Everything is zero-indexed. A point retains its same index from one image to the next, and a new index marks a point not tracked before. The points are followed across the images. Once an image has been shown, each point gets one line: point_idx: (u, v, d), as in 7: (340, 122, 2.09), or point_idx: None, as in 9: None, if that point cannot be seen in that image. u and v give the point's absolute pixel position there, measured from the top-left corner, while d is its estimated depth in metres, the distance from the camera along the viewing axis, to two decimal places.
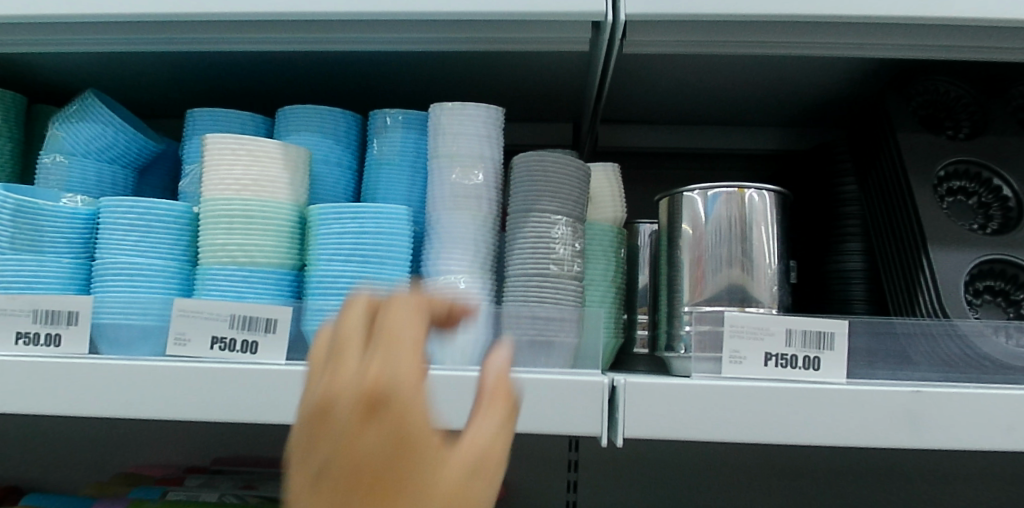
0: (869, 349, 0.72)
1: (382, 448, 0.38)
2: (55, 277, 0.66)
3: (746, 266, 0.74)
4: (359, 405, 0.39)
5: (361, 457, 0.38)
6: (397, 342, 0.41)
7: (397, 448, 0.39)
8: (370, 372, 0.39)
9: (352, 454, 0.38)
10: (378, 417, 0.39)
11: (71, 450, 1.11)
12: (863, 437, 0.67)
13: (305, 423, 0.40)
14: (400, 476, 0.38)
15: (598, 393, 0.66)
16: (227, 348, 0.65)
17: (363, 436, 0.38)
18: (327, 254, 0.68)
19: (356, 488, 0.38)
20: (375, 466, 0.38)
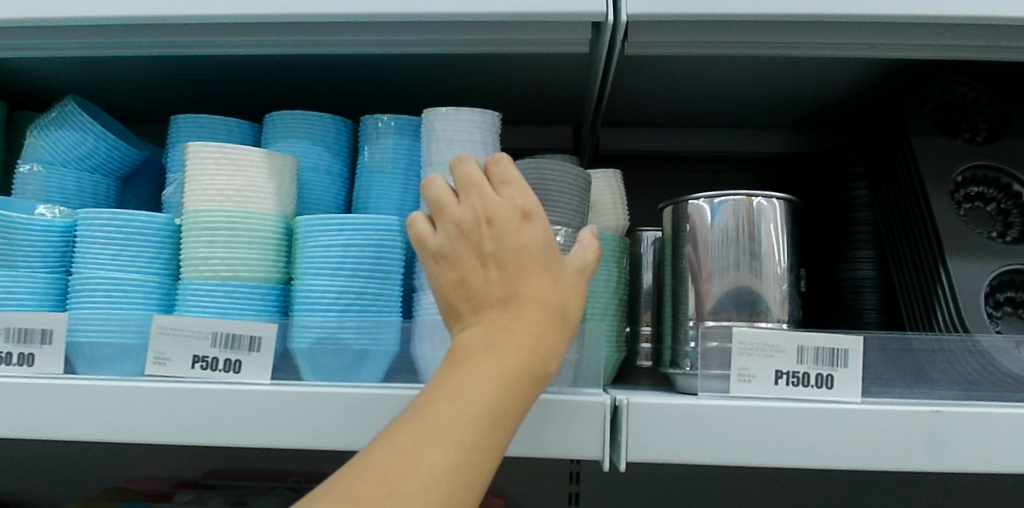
0: (884, 366, 0.68)
1: (530, 257, 0.54)
2: (29, 293, 0.63)
3: (755, 279, 0.70)
4: (514, 214, 0.56)
5: (517, 283, 0.54)
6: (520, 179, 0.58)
7: (545, 262, 0.55)
8: (515, 200, 0.56)
9: (510, 266, 0.54)
10: (526, 253, 0.54)
11: (59, 463, 1.09)
12: (878, 460, 0.63)
13: (469, 257, 0.55)
14: (544, 304, 0.54)
15: (600, 414, 0.63)
16: (209, 367, 0.62)
17: (515, 248, 0.54)
18: (314, 268, 0.65)
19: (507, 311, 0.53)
20: (528, 287, 0.54)
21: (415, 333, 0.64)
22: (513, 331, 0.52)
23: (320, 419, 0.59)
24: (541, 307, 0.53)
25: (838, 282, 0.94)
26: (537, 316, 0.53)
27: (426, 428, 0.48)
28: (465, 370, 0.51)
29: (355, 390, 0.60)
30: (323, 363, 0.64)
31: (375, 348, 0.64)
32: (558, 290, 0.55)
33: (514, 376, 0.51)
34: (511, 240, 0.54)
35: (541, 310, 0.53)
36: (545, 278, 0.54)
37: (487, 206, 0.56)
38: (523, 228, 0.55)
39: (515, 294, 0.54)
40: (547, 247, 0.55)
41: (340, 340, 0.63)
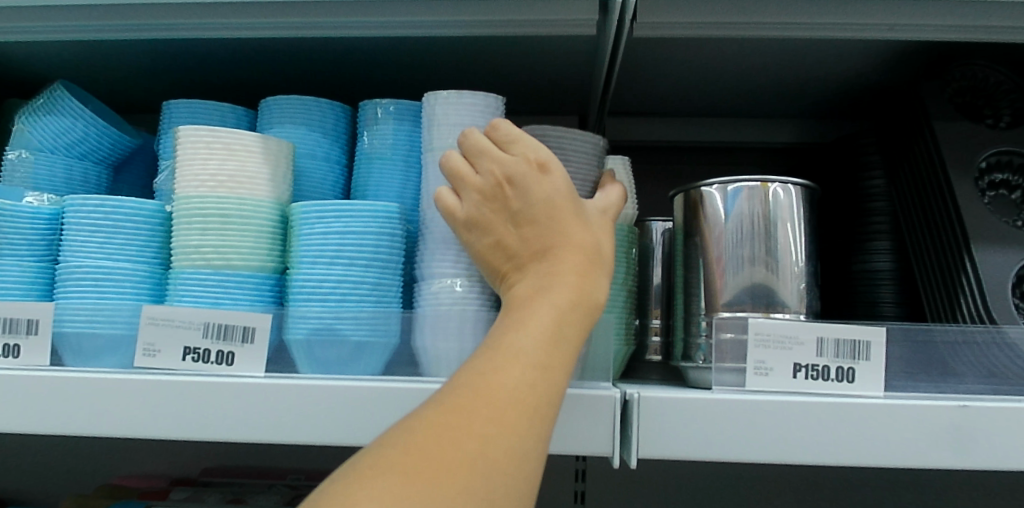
0: (907, 359, 0.65)
1: (558, 205, 0.57)
2: (14, 281, 0.61)
3: (771, 268, 0.67)
4: (531, 169, 0.58)
5: (553, 231, 0.56)
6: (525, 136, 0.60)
7: (573, 207, 0.57)
8: (529, 156, 0.58)
9: (542, 216, 0.56)
10: (557, 198, 0.57)
11: (54, 458, 1.06)
12: (902, 457, 0.60)
13: (499, 219, 0.57)
14: (582, 242, 0.56)
15: (609, 408, 0.60)
16: (200, 359, 0.59)
17: (542, 198, 0.56)
18: (309, 257, 0.62)
19: (549, 255, 0.55)
20: (566, 228, 0.56)
21: (416, 324, 0.62)
22: (562, 269, 0.54)
23: (316, 413, 0.56)
24: (582, 243, 0.55)
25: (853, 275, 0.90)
26: (577, 254, 0.55)
27: (497, 357, 0.47)
28: (521, 309, 0.51)
29: (353, 383, 0.58)
30: (320, 355, 0.61)
31: (373, 340, 0.61)
32: (591, 233, 0.57)
33: (571, 305, 0.52)
34: (540, 188, 0.57)
35: (583, 247, 0.55)
36: (579, 218, 0.57)
37: (508, 165, 0.58)
38: (547, 178, 0.57)
39: (552, 240, 0.55)
40: (573, 193, 0.58)
41: (336, 332, 0.61)
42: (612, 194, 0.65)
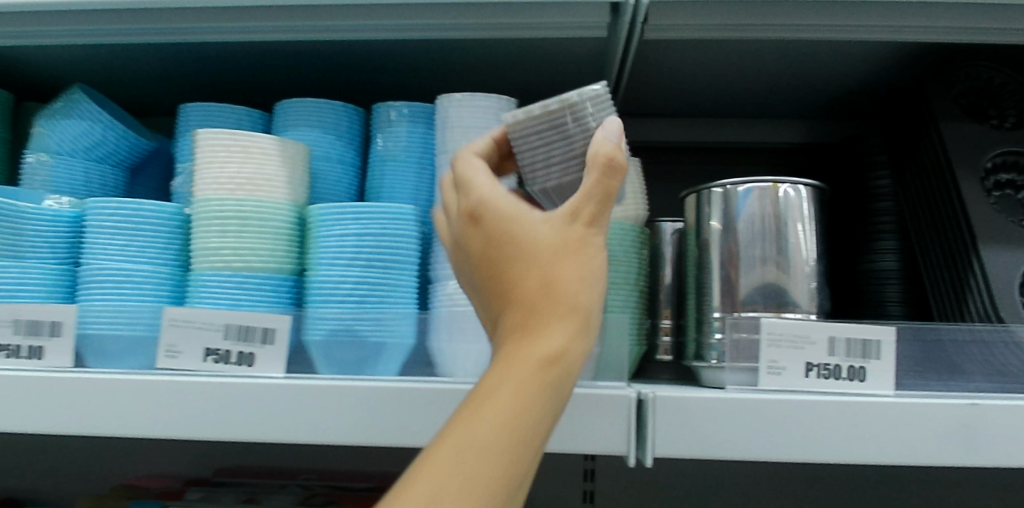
0: (916, 357, 0.66)
1: (493, 255, 0.51)
2: (36, 284, 0.61)
3: (782, 269, 0.68)
4: (465, 221, 0.53)
5: (496, 286, 0.51)
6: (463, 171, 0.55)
7: (514, 250, 0.50)
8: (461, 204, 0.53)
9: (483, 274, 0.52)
10: (495, 251, 0.51)
11: (68, 458, 1.07)
12: (913, 455, 0.61)
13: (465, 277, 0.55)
14: (526, 289, 0.49)
15: (625, 408, 0.61)
16: (222, 360, 0.60)
17: (479, 253, 0.52)
18: (328, 258, 0.63)
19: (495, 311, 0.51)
20: (506, 279, 0.50)
21: (432, 325, 0.63)
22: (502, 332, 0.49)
23: (337, 414, 0.57)
24: (521, 302, 0.49)
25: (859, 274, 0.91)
26: (518, 307, 0.49)
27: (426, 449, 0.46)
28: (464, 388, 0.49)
29: (373, 383, 0.58)
30: (339, 356, 0.62)
31: (390, 340, 0.62)
32: (539, 268, 0.49)
33: (508, 372, 0.47)
34: (473, 247, 0.52)
35: (524, 305, 0.49)
36: (520, 262, 0.50)
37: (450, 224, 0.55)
38: (476, 229, 0.52)
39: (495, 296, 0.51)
40: (510, 231, 0.51)
41: (355, 332, 0.62)
42: (593, 171, 0.51)
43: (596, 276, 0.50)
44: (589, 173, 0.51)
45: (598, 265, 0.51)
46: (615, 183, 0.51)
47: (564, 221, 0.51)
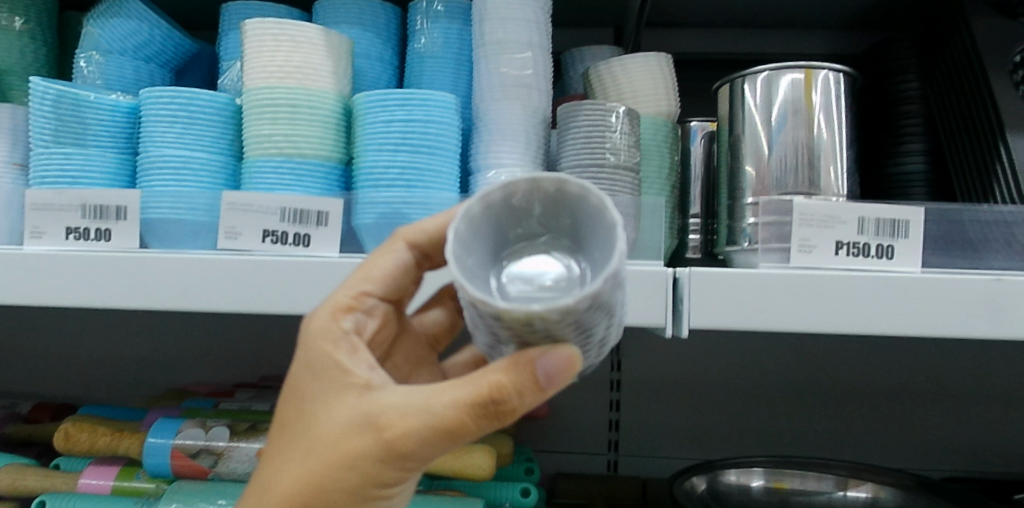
0: (944, 237, 0.68)
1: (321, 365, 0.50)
2: (99, 171, 0.65)
3: (811, 155, 0.70)
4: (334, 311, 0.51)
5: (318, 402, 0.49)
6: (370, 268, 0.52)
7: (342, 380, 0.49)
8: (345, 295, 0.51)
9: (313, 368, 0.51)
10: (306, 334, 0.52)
11: (119, 368, 1.13)
12: (939, 328, 0.64)
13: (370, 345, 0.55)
14: (336, 427, 0.48)
15: (662, 284, 0.64)
16: (279, 241, 0.63)
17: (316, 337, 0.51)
18: (375, 145, 0.65)
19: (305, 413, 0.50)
20: (321, 406, 0.49)
21: None
22: (297, 447, 0.49)
23: None
24: (284, 410, 0.52)
25: (883, 180, 0.90)
26: (324, 441, 0.48)
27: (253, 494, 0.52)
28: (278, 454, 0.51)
29: None
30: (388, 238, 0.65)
31: None
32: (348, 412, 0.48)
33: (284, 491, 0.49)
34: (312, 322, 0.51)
35: (286, 415, 0.52)
36: (335, 398, 0.49)
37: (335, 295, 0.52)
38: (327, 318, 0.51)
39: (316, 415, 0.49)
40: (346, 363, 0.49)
41: (403, 216, 0.64)
42: (470, 386, 0.44)
43: (337, 492, 0.48)
44: (496, 368, 0.43)
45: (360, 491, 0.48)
46: (466, 421, 0.44)
47: (363, 416, 0.48)
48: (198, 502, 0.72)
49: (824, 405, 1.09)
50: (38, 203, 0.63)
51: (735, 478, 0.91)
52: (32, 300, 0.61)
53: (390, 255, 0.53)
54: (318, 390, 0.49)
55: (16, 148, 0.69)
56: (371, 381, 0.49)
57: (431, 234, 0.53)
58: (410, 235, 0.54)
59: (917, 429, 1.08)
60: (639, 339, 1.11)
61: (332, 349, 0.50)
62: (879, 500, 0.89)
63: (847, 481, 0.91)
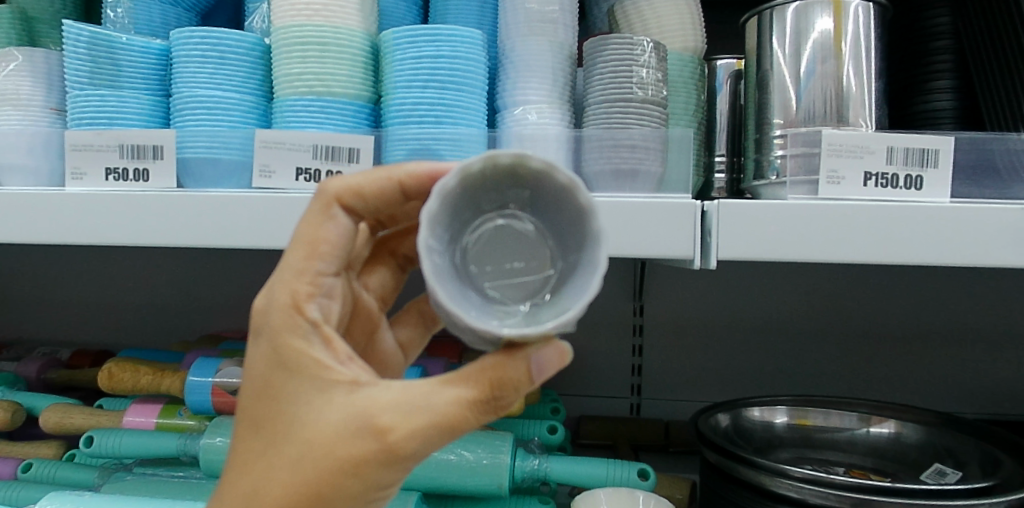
0: (974, 166, 0.68)
1: (291, 363, 0.47)
2: (135, 112, 0.66)
3: (841, 86, 0.70)
4: (293, 300, 0.48)
5: (297, 399, 0.47)
6: (325, 246, 0.49)
7: (322, 379, 0.46)
8: (304, 278, 0.48)
9: (278, 362, 0.48)
10: (268, 328, 0.48)
11: (158, 314, 1.17)
12: (973, 257, 0.63)
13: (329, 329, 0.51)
14: (325, 429, 0.46)
15: (690, 216, 0.64)
16: (313, 179, 0.63)
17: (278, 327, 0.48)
18: (404, 81, 0.66)
19: (285, 413, 0.47)
20: (305, 406, 0.47)
21: (500, 144, 0.68)
22: (282, 450, 0.46)
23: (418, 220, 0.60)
24: (255, 416, 0.48)
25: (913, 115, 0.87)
26: (312, 443, 0.46)
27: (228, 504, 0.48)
28: (254, 462, 0.48)
29: None
30: None
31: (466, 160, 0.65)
32: (338, 414, 0.46)
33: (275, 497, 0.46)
34: (274, 316, 0.48)
35: (259, 422, 0.48)
36: (320, 400, 0.46)
37: (289, 280, 0.48)
38: (286, 307, 0.48)
39: (297, 415, 0.47)
40: (324, 362, 0.47)
41: (434, 152, 0.65)
42: (469, 382, 0.44)
43: (337, 496, 0.46)
44: (490, 361, 0.44)
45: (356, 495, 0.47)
46: (465, 417, 0.44)
47: (359, 416, 0.45)
48: None
49: (846, 347, 1.09)
50: (77, 143, 0.65)
51: (759, 415, 0.93)
52: (77, 238, 0.63)
53: (333, 225, 0.49)
54: (297, 390, 0.47)
55: (51, 92, 0.71)
56: (357, 377, 0.47)
57: (366, 198, 0.50)
58: (345, 199, 0.49)
59: (940, 371, 1.08)
60: (662, 284, 1.12)
61: (307, 347, 0.47)
62: (902, 435, 0.89)
63: (870, 418, 0.92)
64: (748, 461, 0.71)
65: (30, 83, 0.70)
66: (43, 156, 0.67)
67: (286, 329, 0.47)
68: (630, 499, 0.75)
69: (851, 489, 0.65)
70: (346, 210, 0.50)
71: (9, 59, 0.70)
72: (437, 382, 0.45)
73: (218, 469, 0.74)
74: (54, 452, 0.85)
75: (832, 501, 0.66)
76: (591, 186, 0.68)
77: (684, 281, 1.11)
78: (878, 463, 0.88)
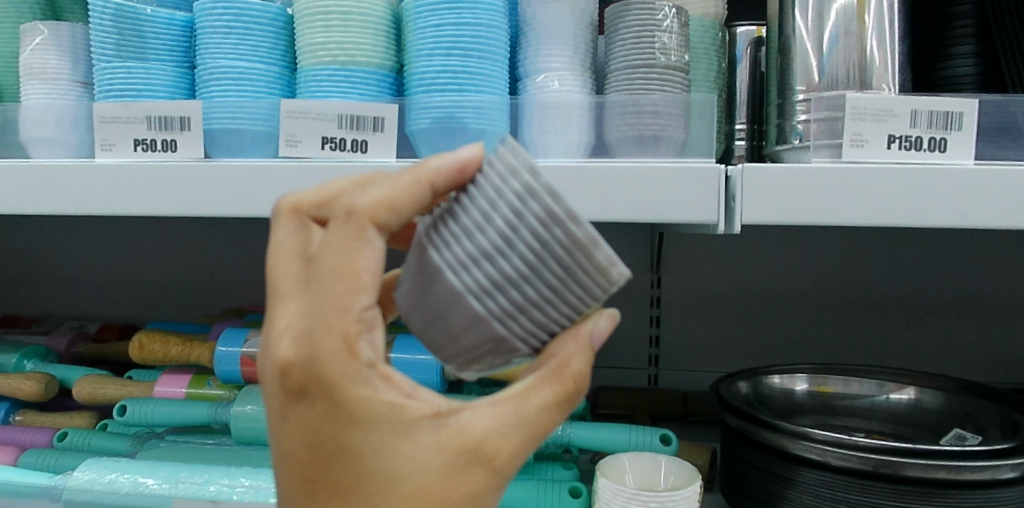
0: (1002, 128, 0.67)
1: (362, 413, 0.43)
2: (161, 84, 0.67)
3: (865, 48, 0.69)
4: (348, 343, 0.42)
5: (382, 450, 0.43)
6: (365, 277, 0.43)
7: (402, 423, 0.43)
8: (351, 314, 0.42)
9: (348, 416, 0.43)
10: (317, 382, 0.43)
11: (184, 289, 1.20)
12: (1002, 220, 0.62)
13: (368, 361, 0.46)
14: (422, 477, 0.42)
15: (713, 181, 0.63)
16: (338, 148, 0.64)
17: (335, 378, 0.42)
18: (426, 50, 0.66)
19: (370, 469, 0.43)
20: (391, 455, 0.43)
21: (522, 111, 0.68)
22: None
23: None
24: (336, 480, 0.44)
25: (930, 82, 0.83)
26: (415, 495, 0.42)
27: None
28: None
29: None
30: (442, 144, 0.66)
31: (489, 128, 0.65)
32: (431, 458, 0.42)
33: None
34: (325, 368, 0.42)
35: (344, 487, 0.43)
36: (406, 445, 0.43)
37: (335, 324, 0.42)
38: (341, 356, 0.42)
39: (386, 470, 0.43)
40: (397, 404, 0.43)
41: (458, 121, 0.65)
42: (553, 385, 0.43)
43: None
44: (574, 368, 0.43)
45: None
46: (557, 418, 0.44)
47: (456, 450, 0.43)
48: None
49: (865, 316, 1.09)
50: (106, 116, 0.66)
51: (779, 382, 0.93)
52: (108, 208, 0.64)
53: (368, 250, 0.43)
54: (380, 440, 0.43)
55: (78, 67, 0.72)
56: (435, 408, 0.44)
57: (401, 211, 0.44)
58: (378, 216, 0.43)
59: (960, 339, 1.08)
60: (680, 255, 1.12)
61: (372, 393, 0.43)
62: (922, 401, 0.90)
63: (890, 385, 0.92)
64: (770, 425, 0.72)
65: (56, 57, 0.71)
66: (70, 128, 0.68)
67: (343, 380, 0.42)
68: (652, 463, 0.76)
69: (872, 452, 0.65)
70: (379, 228, 0.44)
71: (36, 34, 0.71)
72: (513, 393, 0.43)
73: (248, 437, 0.77)
74: (87, 422, 0.88)
75: (854, 463, 0.66)
76: (613, 152, 0.68)
77: (702, 252, 1.12)
78: (898, 429, 0.88)
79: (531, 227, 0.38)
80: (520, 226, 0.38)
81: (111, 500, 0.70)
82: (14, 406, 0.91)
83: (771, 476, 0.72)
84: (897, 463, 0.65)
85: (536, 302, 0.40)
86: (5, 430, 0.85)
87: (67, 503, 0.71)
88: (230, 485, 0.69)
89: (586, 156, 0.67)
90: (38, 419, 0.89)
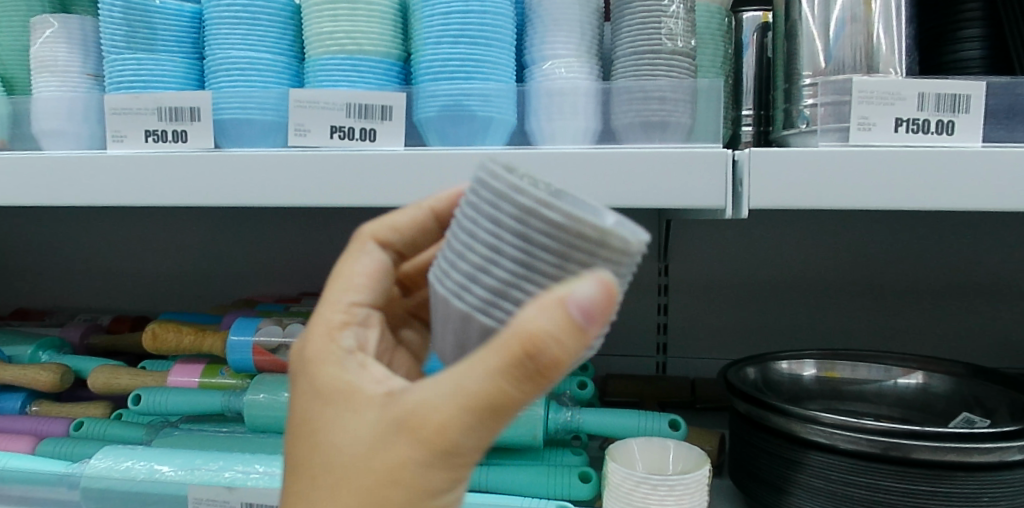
0: (1011, 110, 0.66)
1: (326, 391, 0.44)
2: (171, 75, 0.68)
3: (872, 31, 0.69)
4: (330, 325, 0.47)
5: (333, 424, 0.43)
6: (358, 277, 0.50)
7: (354, 397, 0.43)
8: (337, 304, 0.48)
9: (313, 394, 0.45)
10: (302, 362, 0.47)
11: (196, 280, 1.21)
12: (1011, 201, 0.62)
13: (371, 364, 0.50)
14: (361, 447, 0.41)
15: (720, 165, 0.63)
16: (346, 136, 0.64)
17: (312, 358, 0.46)
18: (434, 38, 0.67)
19: (324, 443, 0.43)
20: (339, 427, 0.43)
21: (529, 98, 0.68)
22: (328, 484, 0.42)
23: (448, 173, 0.61)
24: (302, 461, 0.44)
25: (936, 65, 0.83)
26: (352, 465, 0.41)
27: None
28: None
29: (482, 150, 0.62)
30: (450, 132, 0.66)
31: (497, 115, 0.66)
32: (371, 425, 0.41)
33: None
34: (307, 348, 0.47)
35: (306, 465, 0.44)
36: (353, 416, 0.43)
37: (325, 310, 0.48)
38: (319, 333, 0.47)
39: (334, 441, 0.43)
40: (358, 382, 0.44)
41: (465, 108, 0.65)
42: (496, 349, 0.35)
43: None
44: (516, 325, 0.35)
45: (419, 504, 0.40)
46: (506, 391, 0.36)
47: (393, 420, 0.40)
48: (282, 391, 0.78)
49: (873, 301, 1.09)
50: (117, 108, 0.66)
51: (787, 367, 0.94)
52: (119, 199, 0.65)
53: (367, 257, 0.51)
54: (333, 414, 0.43)
55: (88, 59, 0.72)
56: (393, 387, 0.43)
57: (401, 231, 0.52)
58: (381, 234, 0.52)
59: (968, 324, 1.07)
60: (687, 242, 1.12)
61: (339, 372, 0.45)
62: (930, 386, 0.90)
63: (897, 370, 0.92)
64: (779, 409, 0.72)
65: (66, 50, 0.71)
66: (80, 120, 0.69)
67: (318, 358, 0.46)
68: (661, 448, 0.76)
69: (881, 435, 0.66)
70: (383, 244, 0.52)
71: (46, 26, 0.72)
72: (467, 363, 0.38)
73: (263, 423, 0.78)
74: (102, 412, 0.89)
75: (863, 446, 0.66)
76: (620, 138, 0.68)
77: (709, 239, 1.12)
78: (906, 413, 0.89)
79: (484, 208, 0.38)
80: (476, 211, 0.39)
81: (127, 488, 0.71)
82: (29, 396, 0.92)
83: (779, 459, 0.73)
84: (906, 446, 0.65)
85: (510, 284, 0.38)
86: (22, 420, 0.86)
87: (85, 491, 0.72)
88: (244, 471, 0.70)
89: (593, 142, 0.68)
90: (53, 409, 0.90)
